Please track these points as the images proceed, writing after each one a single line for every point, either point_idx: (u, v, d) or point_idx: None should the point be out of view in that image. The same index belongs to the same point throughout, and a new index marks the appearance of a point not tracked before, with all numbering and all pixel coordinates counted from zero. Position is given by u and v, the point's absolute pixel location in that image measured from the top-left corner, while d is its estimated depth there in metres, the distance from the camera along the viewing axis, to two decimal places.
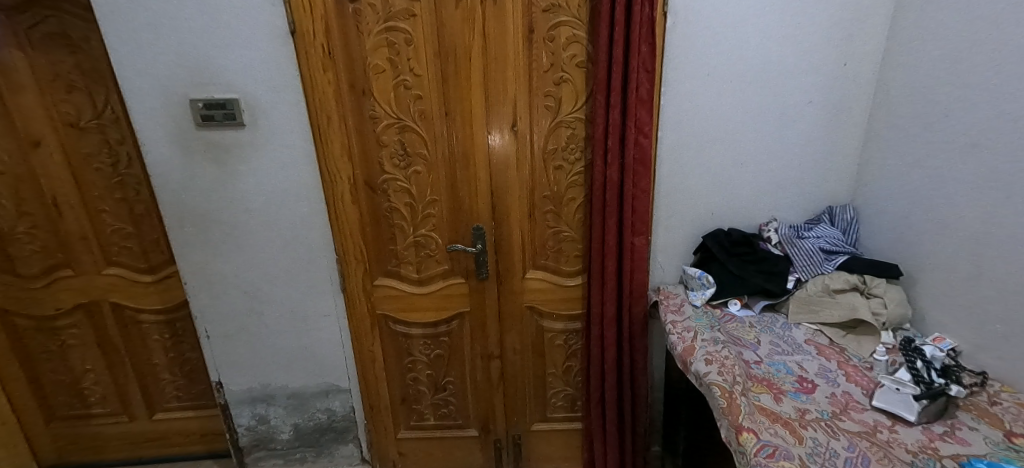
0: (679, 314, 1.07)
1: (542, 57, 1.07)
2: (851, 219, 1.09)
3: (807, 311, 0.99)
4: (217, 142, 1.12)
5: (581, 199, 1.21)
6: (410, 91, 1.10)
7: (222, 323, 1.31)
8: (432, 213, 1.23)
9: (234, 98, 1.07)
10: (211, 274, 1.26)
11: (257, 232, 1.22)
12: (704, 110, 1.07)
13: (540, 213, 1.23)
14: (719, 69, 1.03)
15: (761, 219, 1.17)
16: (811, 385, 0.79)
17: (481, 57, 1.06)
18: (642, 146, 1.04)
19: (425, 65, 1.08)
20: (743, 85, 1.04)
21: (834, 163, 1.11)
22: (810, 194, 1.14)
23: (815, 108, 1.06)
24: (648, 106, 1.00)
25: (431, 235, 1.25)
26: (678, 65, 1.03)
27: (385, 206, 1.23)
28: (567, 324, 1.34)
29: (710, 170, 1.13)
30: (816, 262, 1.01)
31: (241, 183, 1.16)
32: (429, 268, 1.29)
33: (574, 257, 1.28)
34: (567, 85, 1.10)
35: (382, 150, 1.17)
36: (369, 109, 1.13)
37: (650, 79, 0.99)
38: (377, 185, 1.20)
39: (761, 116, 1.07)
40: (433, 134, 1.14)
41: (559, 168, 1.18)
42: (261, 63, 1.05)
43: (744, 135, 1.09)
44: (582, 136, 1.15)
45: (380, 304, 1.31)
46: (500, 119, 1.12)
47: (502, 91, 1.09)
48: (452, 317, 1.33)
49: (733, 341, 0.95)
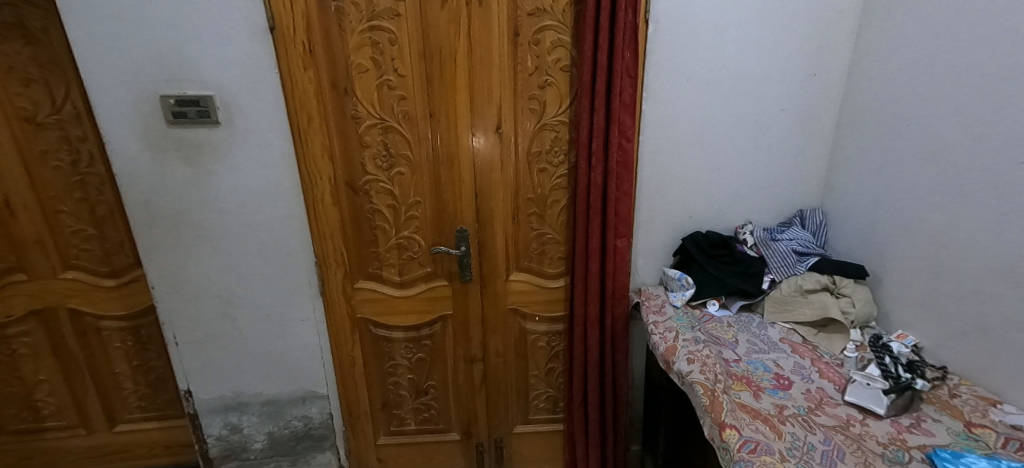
0: (660, 315, 1.09)
1: (527, 60, 1.08)
2: (820, 223, 1.14)
3: (782, 311, 1.02)
4: (190, 140, 1.08)
5: (564, 201, 1.23)
6: (394, 91, 1.09)
7: (192, 329, 1.25)
8: (415, 215, 1.21)
9: (208, 95, 1.03)
10: (180, 278, 1.20)
11: (232, 234, 1.17)
12: (685, 115, 1.10)
13: (524, 215, 1.23)
14: (699, 76, 1.06)
15: (737, 222, 1.21)
16: (788, 382, 0.82)
17: (466, 60, 1.06)
18: (626, 150, 1.06)
19: (409, 66, 1.07)
20: (721, 93, 1.08)
21: (804, 169, 1.16)
22: (783, 198, 1.19)
23: (787, 116, 1.10)
24: (631, 111, 1.03)
25: (414, 237, 1.23)
26: (659, 72, 1.06)
27: (367, 208, 1.20)
28: (550, 326, 1.34)
29: (689, 174, 1.16)
30: (790, 263, 1.04)
31: (214, 182, 1.12)
32: (412, 270, 1.27)
33: (558, 259, 1.28)
34: (552, 88, 1.12)
35: (364, 150, 1.15)
36: (351, 109, 1.11)
37: (633, 84, 1.01)
38: (359, 186, 1.18)
39: (738, 123, 1.11)
40: (417, 135, 1.13)
41: (544, 171, 1.19)
42: (239, 59, 1.02)
43: (723, 139, 1.12)
44: (566, 139, 1.17)
45: (360, 307, 1.28)
46: (485, 122, 1.12)
47: (488, 94, 1.09)
48: (436, 320, 1.31)
49: (713, 340, 0.97)
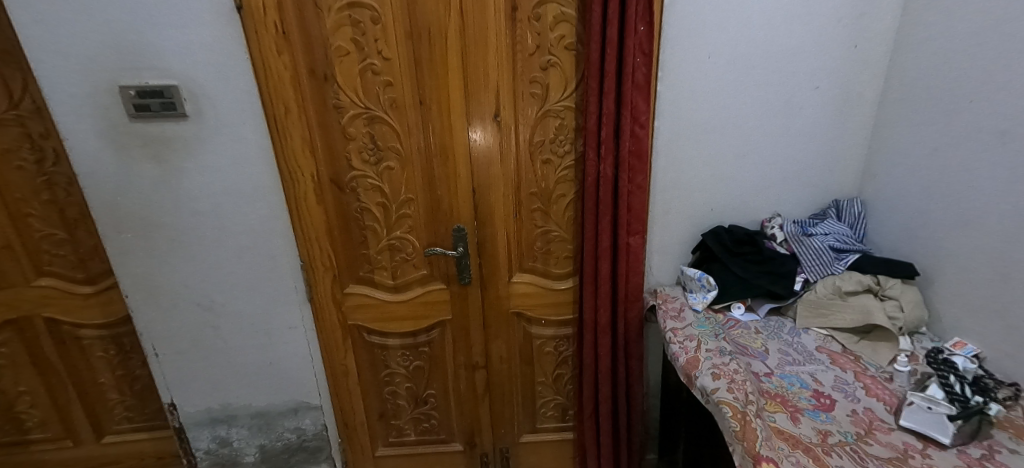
0: (679, 321, 0.99)
1: (527, 38, 0.96)
2: (859, 214, 1.01)
3: (817, 315, 0.91)
4: (156, 136, 0.98)
5: (571, 195, 1.11)
6: (379, 76, 0.97)
7: (172, 340, 1.16)
8: (408, 213, 1.10)
9: (173, 85, 0.93)
10: (156, 286, 1.11)
11: (210, 237, 1.08)
12: (704, 96, 0.98)
13: (527, 212, 1.13)
14: (721, 50, 0.94)
15: (763, 215, 1.09)
16: (829, 402, 0.72)
17: (459, 40, 0.94)
18: (639, 137, 0.95)
19: (395, 48, 0.95)
20: (746, 69, 0.95)
21: (841, 154, 1.03)
22: (816, 187, 1.06)
23: (823, 94, 0.97)
24: (645, 93, 0.91)
25: (408, 238, 1.13)
26: (676, 49, 0.94)
27: (355, 206, 1.10)
28: (557, 330, 1.24)
29: (710, 162, 1.04)
30: (826, 261, 0.93)
31: (186, 181, 1.02)
32: (406, 273, 1.17)
33: (565, 258, 1.17)
34: (555, 70, 0.99)
35: (349, 144, 1.04)
36: (333, 97, 0.99)
37: (648, 62, 0.89)
38: (345, 183, 1.07)
39: (765, 103, 0.98)
40: (406, 125, 1.02)
41: (548, 162, 1.08)
42: (204, 43, 0.91)
43: (748, 122, 1.00)
44: (572, 127, 1.05)
45: (351, 314, 1.19)
46: (482, 109, 1.00)
47: (484, 78, 0.97)
48: (433, 326, 1.22)
49: (740, 350, 0.87)
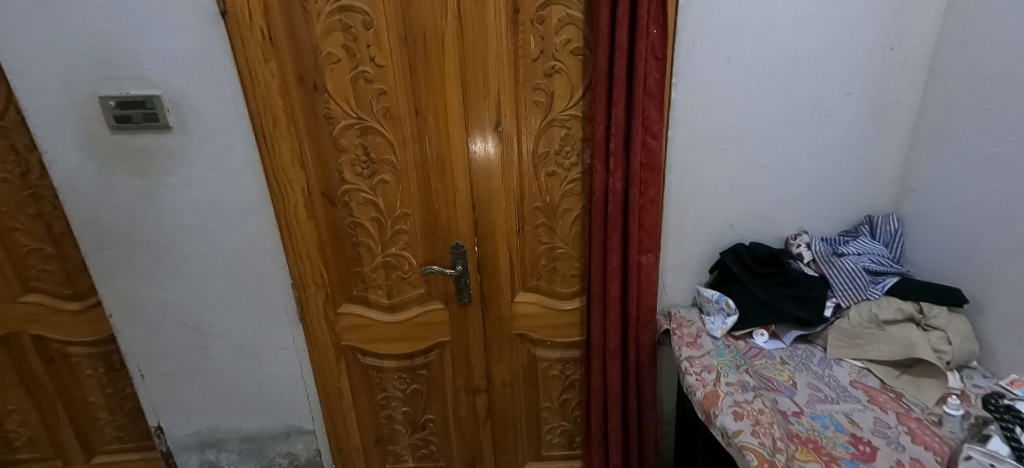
0: (696, 349, 0.91)
1: (530, 43, 0.89)
2: (896, 232, 0.92)
3: (851, 346, 0.83)
4: (138, 149, 0.93)
5: (578, 210, 1.04)
6: (372, 85, 0.91)
7: (158, 361, 1.11)
8: (404, 229, 1.04)
9: (155, 95, 0.88)
10: (141, 304, 1.06)
11: (197, 254, 1.03)
12: (723, 104, 0.90)
13: (530, 227, 1.05)
14: (741, 54, 0.86)
15: (787, 231, 1.01)
16: (869, 449, 0.61)
17: (457, 45, 0.87)
18: (651, 149, 0.87)
19: (388, 54, 0.89)
20: (769, 74, 0.87)
21: (874, 166, 0.94)
22: (847, 202, 0.97)
23: (854, 101, 0.89)
24: (658, 101, 0.83)
25: (404, 255, 1.06)
26: (692, 53, 0.86)
27: (348, 222, 1.03)
28: (563, 352, 1.17)
29: (727, 175, 0.97)
30: (861, 285, 0.84)
31: (170, 196, 0.97)
32: (402, 292, 1.10)
33: (571, 276, 1.10)
34: (561, 76, 0.92)
35: (341, 155, 0.98)
36: (323, 107, 0.94)
37: (661, 67, 0.82)
38: (338, 197, 1.01)
39: (789, 111, 0.90)
40: (401, 136, 0.96)
41: (553, 175, 1.00)
42: (187, 51, 0.86)
43: (770, 131, 0.92)
44: (579, 137, 0.97)
45: (345, 335, 1.13)
46: (482, 119, 0.94)
47: (484, 85, 0.90)
48: (431, 348, 1.15)
49: (764, 384, 0.79)
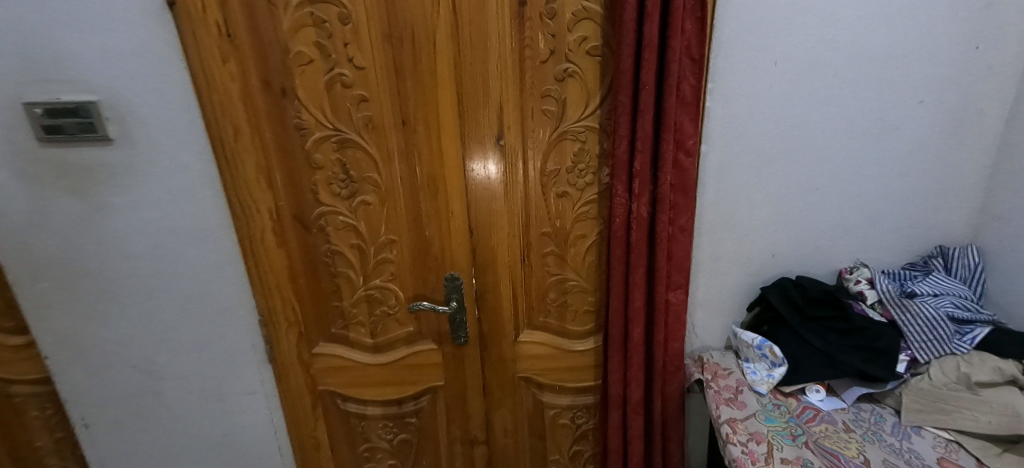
0: (738, 408, 0.75)
1: (538, 40, 0.74)
2: (976, 267, 0.77)
3: (935, 411, 0.65)
4: (75, 165, 0.78)
5: (593, 237, 0.89)
6: (351, 90, 0.77)
7: (106, 408, 0.96)
8: (390, 257, 0.89)
9: (91, 101, 0.73)
10: (86, 345, 0.91)
11: (150, 288, 0.88)
12: (768, 114, 0.76)
13: (537, 256, 0.91)
14: (792, 55, 0.72)
15: (841, 263, 0.86)
16: None
17: (451, 45, 0.73)
18: (683, 168, 0.72)
19: (370, 54, 0.74)
20: (824, 78, 0.73)
21: (948, 188, 0.79)
22: (912, 230, 0.83)
23: (928, 110, 0.74)
24: (693, 112, 0.69)
25: (390, 287, 0.91)
26: (734, 54, 0.72)
27: (325, 249, 0.89)
28: (574, 399, 1.02)
29: (771, 197, 0.82)
30: (944, 337, 0.69)
31: (115, 221, 0.83)
32: (388, 330, 0.95)
33: (585, 312, 0.95)
34: (574, 80, 0.77)
35: (315, 173, 0.83)
36: (294, 116, 0.79)
37: (698, 70, 0.67)
38: (312, 220, 0.86)
39: (847, 123, 0.76)
40: (386, 150, 0.81)
41: (564, 196, 0.86)
42: (129, 49, 0.71)
43: (823, 147, 0.78)
44: (595, 152, 0.82)
45: (322, 378, 0.98)
46: (481, 131, 0.79)
47: (483, 92, 0.76)
48: (421, 393, 1.00)
49: (830, 462, 0.61)
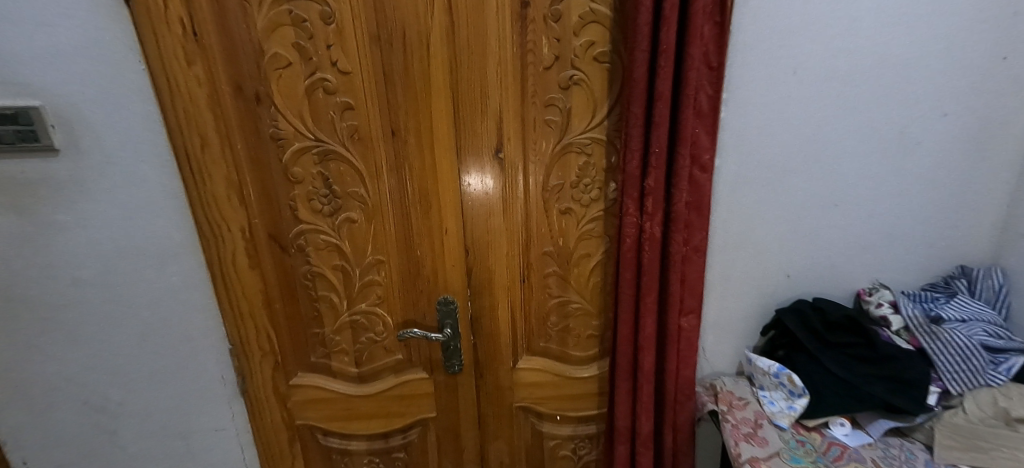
0: (760, 446, 0.68)
1: (542, 45, 0.68)
2: (1003, 289, 0.73)
3: (971, 450, 0.60)
4: (11, 178, 0.68)
5: (598, 256, 0.82)
6: (334, 97, 0.70)
7: (50, 451, 0.85)
8: (377, 279, 0.81)
9: (33, 106, 0.64)
10: (27, 382, 0.79)
11: (104, 317, 0.78)
12: (786, 127, 0.71)
13: (537, 277, 0.84)
14: (812, 64, 0.67)
15: (858, 283, 0.82)
16: None
17: (446, 49, 0.66)
18: (699, 185, 0.67)
19: (356, 58, 0.67)
20: (844, 89, 0.69)
21: (968, 205, 0.75)
22: (931, 249, 0.79)
23: (951, 124, 0.70)
24: (710, 125, 0.64)
25: (377, 312, 0.83)
26: (751, 62, 0.67)
27: (304, 271, 0.80)
28: (576, 428, 0.95)
29: (788, 214, 0.77)
30: (978, 368, 0.64)
31: (61, 241, 0.72)
32: (374, 358, 0.86)
33: (589, 336, 0.88)
34: (580, 89, 0.71)
35: (294, 187, 0.75)
36: (270, 125, 0.71)
37: (716, 80, 0.62)
38: (289, 240, 0.78)
39: (867, 137, 0.72)
40: (373, 163, 0.73)
41: (567, 213, 0.79)
42: (77, 48, 0.62)
43: (842, 161, 0.73)
44: (601, 166, 0.76)
45: (300, 412, 0.88)
46: (478, 143, 0.73)
47: (481, 100, 0.70)
48: (410, 426, 0.91)
49: None
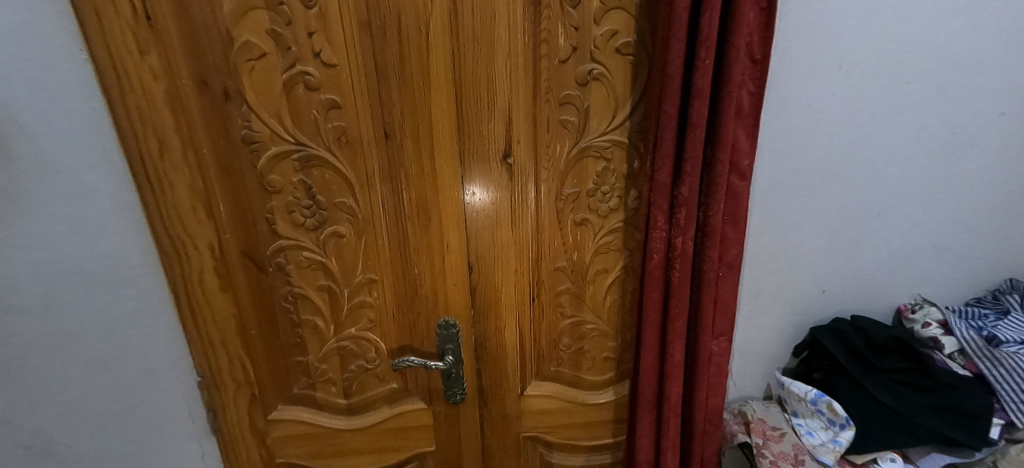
0: None
1: (558, 34, 0.59)
2: None
3: None
4: None
5: (616, 272, 0.74)
6: (318, 93, 0.60)
7: None
8: (369, 300, 0.72)
9: None
10: None
11: (32, 360, 0.64)
12: (830, 128, 0.64)
13: (549, 296, 0.75)
14: (860, 58, 0.60)
15: (897, 299, 0.75)
16: None
17: (448, 38, 0.57)
18: (738, 194, 0.59)
19: (343, 48, 0.57)
20: (894, 86, 0.62)
21: (1016, 213, 0.70)
22: (975, 261, 0.73)
23: (1006, 126, 0.64)
24: (749, 127, 0.57)
25: (368, 337, 0.74)
26: (793, 54, 0.59)
27: (285, 292, 0.70)
28: (588, 458, 0.86)
29: (826, 225, 0.70)
30: None
31: None
32: (366, 388, 0.77)
33: (604, 359, 0.80)
34: (599, 85, 0.63)
35: (271, 198, 0.65)
36: (241, 126, 0.61)
37: (759, 75, 0.54)
38: (267, 257, 0.68)
39: (914, 140, 0.65)
40: (363, 170, 0.64)
41: (582, 224, 0.71)
42: None
43: (887, 167, 0.66)
44: (621, 172, 0.68)
45: (283, 447, 0.79)
46: (485, 146, 0.64)
47: (487, 98, 0.61)
48: (406, 461, 0.82)
49: None
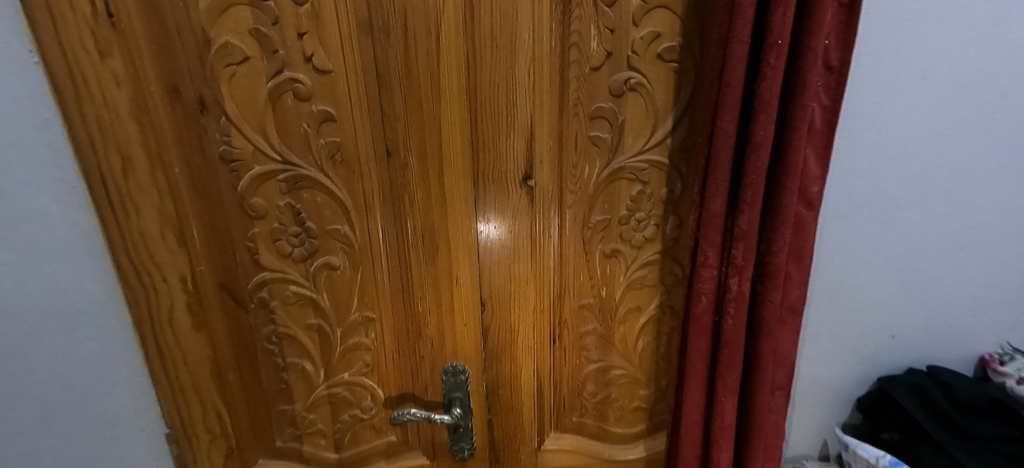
0: None
1: (591, 38, 0.50)
2: None
3: None
4: None
5: (650, 310, 0.64)
6: (309, 104, 0.51)
7: None
8: (366, 341, 0.62)
9: None
10: None
11: None
12: (909, 149, 0.54)
13: (572, 337, 0.65)
14: (949, 66, 0.50)
15: (975, 345, 0.65)
16: None
17: (464, 43, 0.49)
18: (804, 227, 0.49)
19: (339, 52, 0.49)
20: (986, 100, 0.52)
21: None
22: None
23: None
24: (822, 149, 0.47)
25: (364, 383, 0.65)
26: (870, 62, 0.50)
27: (269, 332, 0.61)
28: None
29: (898, 260, 0.60)
30: None
31: None
32: (360, 439, 0.68)
33: (634, 409, 0.69)
34: (636, 97, 0.54)
35: (253, 224, 0.56)
36: (218, 141, 0.52)
37: (837, 84, 0.45)
38: (248, 292, 0.59)
39: (1005, 163, 0.55)
40: (360, 193, 0.55)
41: (613, 257, 0.61)
42: None
43: (974, 194, 0.57)
44: (659, 197, 0.59)
45: None
46: (502, 168, 0.55)
47: (506, 112, 0.52)
48: None
49: None
